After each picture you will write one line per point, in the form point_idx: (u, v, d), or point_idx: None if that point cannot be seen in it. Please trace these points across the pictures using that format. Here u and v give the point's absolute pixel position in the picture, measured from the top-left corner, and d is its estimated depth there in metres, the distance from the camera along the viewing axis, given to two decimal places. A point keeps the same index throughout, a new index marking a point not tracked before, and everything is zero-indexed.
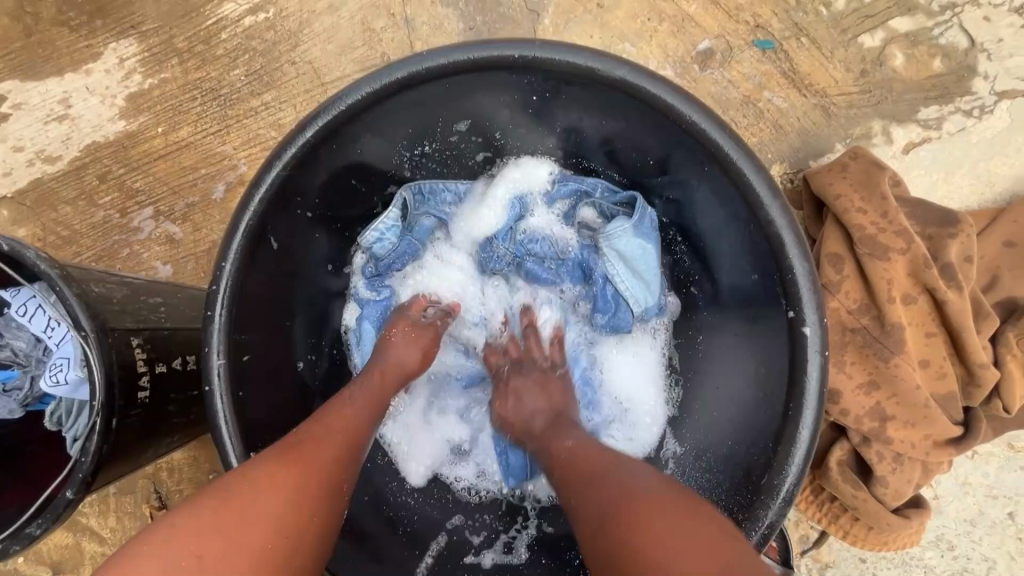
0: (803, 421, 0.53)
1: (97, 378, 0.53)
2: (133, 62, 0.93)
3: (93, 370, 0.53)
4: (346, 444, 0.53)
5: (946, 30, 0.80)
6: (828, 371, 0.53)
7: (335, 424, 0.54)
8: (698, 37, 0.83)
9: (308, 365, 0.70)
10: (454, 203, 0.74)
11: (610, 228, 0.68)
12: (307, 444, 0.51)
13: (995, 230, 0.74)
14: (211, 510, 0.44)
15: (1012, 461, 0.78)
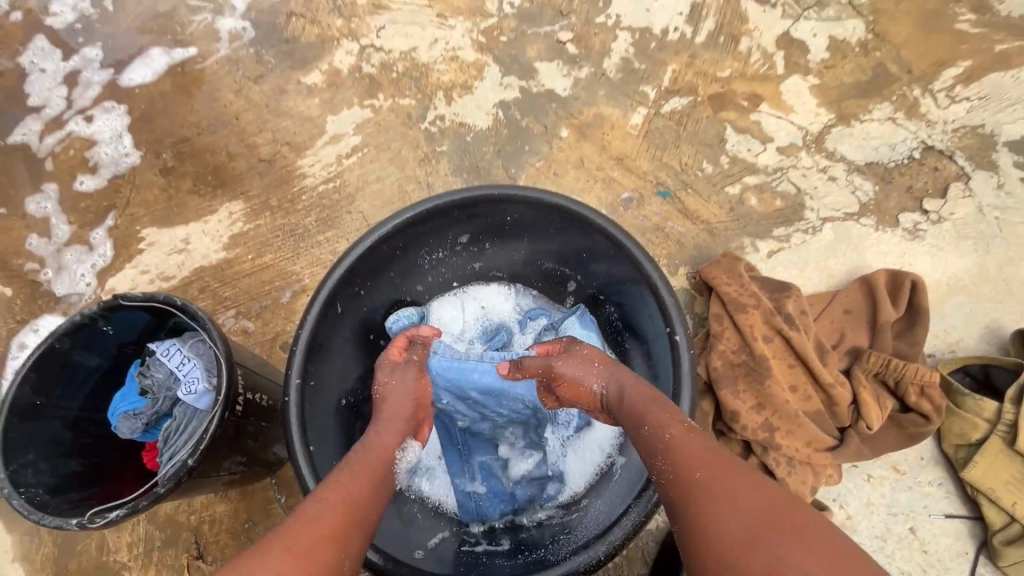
0: (683, 398, 0.81)
1: (222, 384, 0.80)
2: (238, 214, 1.35)
3: (221, 380, 0.81)
4: (376, 471, 0.72)
5: (779, 183, 1.23)
6: (696, 365, 0.82)
7: (337, 496, 0.66)
8: (619, 191, 1.26)
9: (349, 401, 0.96)
10: (448, 315, 1.10)
11: (564, 324, 1.03)
12: (317, 515, 0.63)
13: (836, 302, 1.05)
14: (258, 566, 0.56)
15: (901, 482, 0.97)
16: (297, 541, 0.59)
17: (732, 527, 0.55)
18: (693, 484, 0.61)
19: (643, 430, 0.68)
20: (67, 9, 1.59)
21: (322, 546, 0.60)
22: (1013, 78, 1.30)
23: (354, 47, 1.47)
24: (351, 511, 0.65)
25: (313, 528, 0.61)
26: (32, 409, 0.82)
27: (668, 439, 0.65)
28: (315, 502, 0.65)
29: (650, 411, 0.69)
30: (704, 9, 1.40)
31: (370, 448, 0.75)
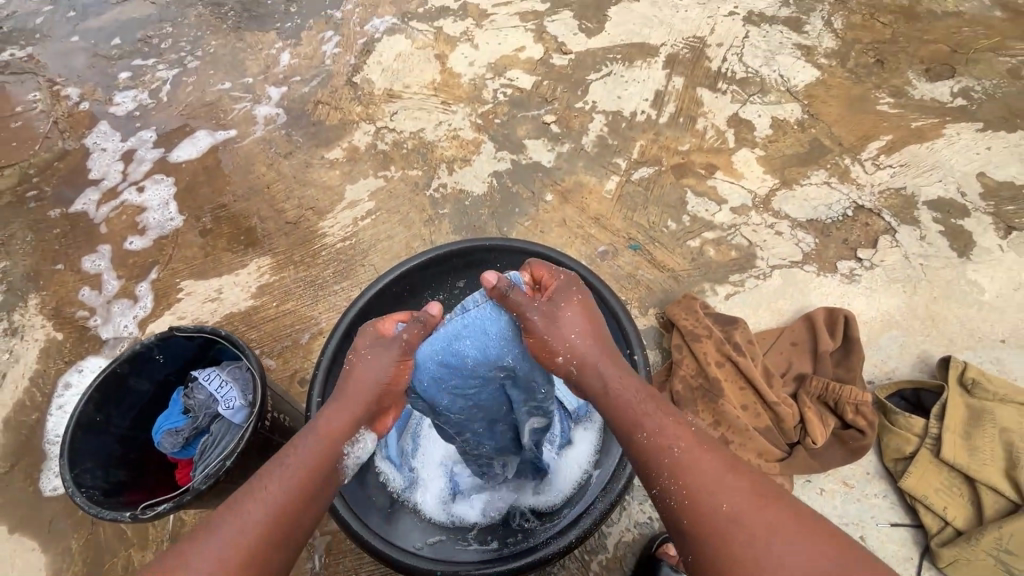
0: None
1: (259, 399, 0.96)
2: (266, 267, 1.55)
3: (258, 396, 0.97)
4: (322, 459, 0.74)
5: (733, 237, 1.43)
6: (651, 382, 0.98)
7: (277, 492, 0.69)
8: (596, 245, 1.47)
9: None
10: None
11: None
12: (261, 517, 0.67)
13: (784, 337, 1.21)
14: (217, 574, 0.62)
15: (849, 494, 1.08)
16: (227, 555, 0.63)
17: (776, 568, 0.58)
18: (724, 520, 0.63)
19: (648, 445, 0.71)
20: (129, 100, 1.89)
21: (256, 559, 0.64)
22: (928, 148, 1.54)
23: (371, 129, 1.74)
24: (295, 507, 0.69)
25: (246, 540, 0.65)
26: (93, 424, 0.97)
27: (677, 463, 0.68)
28: (246, 507, 0.67)
29: (661, 427, 0.72)
30: (664, 97, 1.68)
31: (320, 437, 0.76)
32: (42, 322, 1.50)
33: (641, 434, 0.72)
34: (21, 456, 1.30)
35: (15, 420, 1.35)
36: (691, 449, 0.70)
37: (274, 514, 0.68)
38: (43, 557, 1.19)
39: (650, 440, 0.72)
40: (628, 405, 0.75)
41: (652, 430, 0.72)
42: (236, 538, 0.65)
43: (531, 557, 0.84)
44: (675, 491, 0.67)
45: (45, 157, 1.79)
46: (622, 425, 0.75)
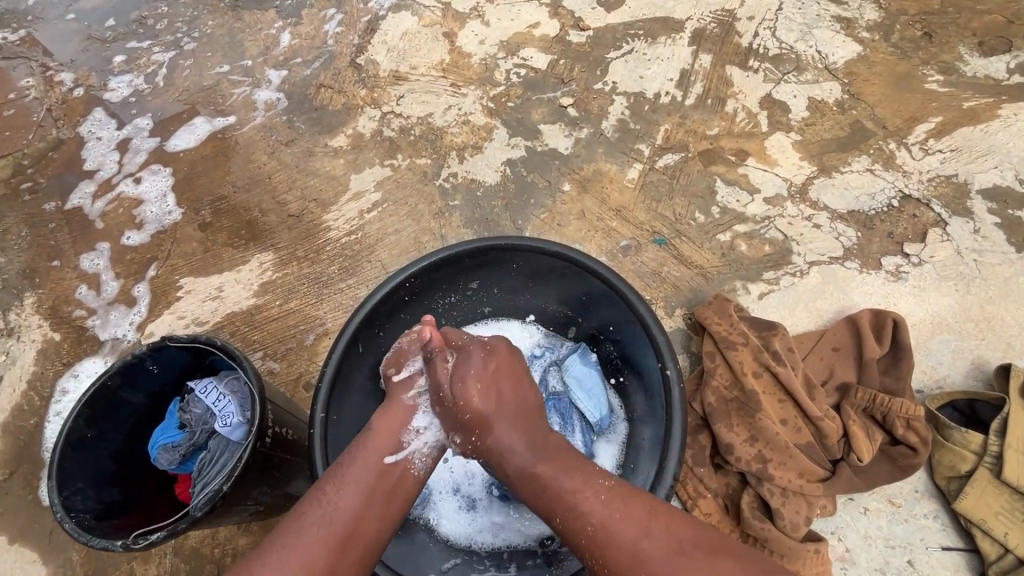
0: (675, 429, 0.88)
1: (258, 416, 0.89)
2: (268, 263, 1.48)
3: (256, 412, 0.90)
4: (384, 442, 0.84)
5: (767, 231, 1.33)
6: (685, 397, 0.89)
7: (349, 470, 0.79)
8: (618, 239, 1.37)
9: None
10: None
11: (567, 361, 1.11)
12: (333, 492, 0.77)
13: (824, 340, 1.12)
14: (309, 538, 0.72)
15: (896, 515, 1.00)
16: (303, 547, 0.71)
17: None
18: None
19: (566, 529, 0.73)
20: (124, 85, 1.80)
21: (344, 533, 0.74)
22: (982, 131, 1.41)
23: (376, 114, 1.64)
24: (366, 480, 0.79)
25: (320, 532, 0.73)
26: (84, 442, 0.91)
27: (598, 534, 0.70)
28: (321, 502, 0.76)
29: (575, 498, 0.74)
30: (691, 76, 1.55)
31: (376, 433, 0.84)
32: (39, 322, 1.44)
33: (555, 519, 0.74)
34: (21, 463, 1.26)
35: (13, 426, 1.31)
36: (610, 503, 0.73)
37: (343, 507, 0.75)
38: (45, 568, 1.16)
39: (566, 522, 0.73)
40: (549, 486, 0.76)
41: (568, 508, 0.74)
42: (311, 531, 0.73)
43: None
44: (601, 567, 0.70)
45: (39, 147, 1.71)
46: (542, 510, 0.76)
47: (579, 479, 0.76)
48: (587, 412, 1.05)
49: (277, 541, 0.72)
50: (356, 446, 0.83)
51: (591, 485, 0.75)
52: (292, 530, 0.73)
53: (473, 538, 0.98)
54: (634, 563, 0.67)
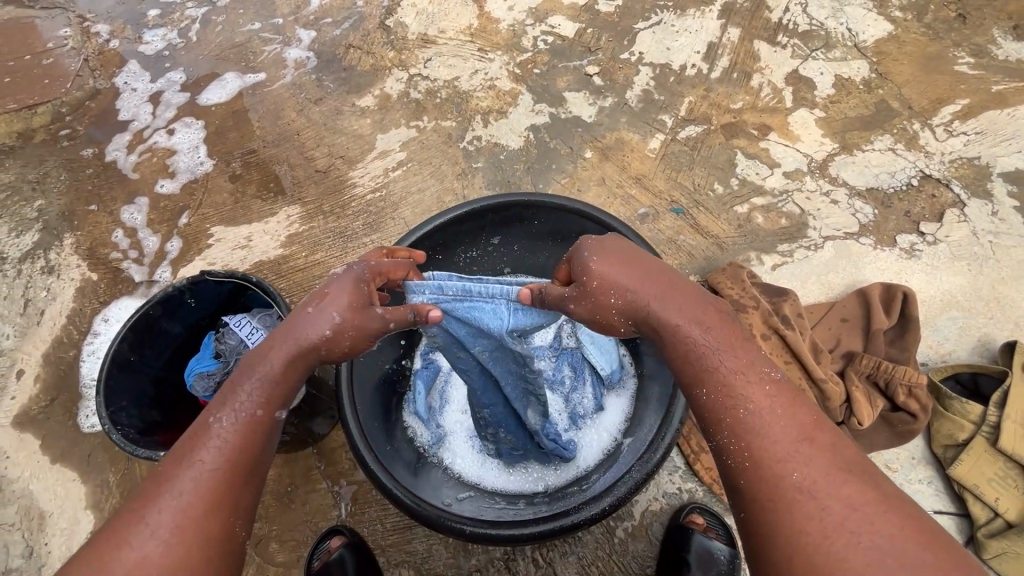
0: None
1: None
2: (295, 216, 1.52)
3: None
4: (279, 377, 0.72)
5: (785, 204, 1.35)
6: None
7: (231, 417, 0.68)
8: (637, 207, 1.39)
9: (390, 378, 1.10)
10: None
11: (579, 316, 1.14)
12: (213, 445, 0.66)
13: (834, 311, 1.15)
14: (189, 500, 0.62)
15: (891, 479, 1.04)
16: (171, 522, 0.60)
17: (847, 540, 0.51)
18: (794, 488, 0.57)
19: (711, 401, 0.65)
20: (158, 39, 1.84)
21: (230, 484, 0.65)
22: (1008, 115, 1.40)
23: (403, 76, 1.67)
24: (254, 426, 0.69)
25: (193, 504, 0.62)
26: (129, 364, 0.98)
27: (744, 422, 0.62)
28: (202, 454, 0.65)
29: (728, 396, 0.64)
30: (718, 49, 1.55)
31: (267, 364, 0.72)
32: (78, 262, 1.51)
33: (701, 391, 0.66)
34: (61, 391, 1.34)
35: (54, 357, 1.38)
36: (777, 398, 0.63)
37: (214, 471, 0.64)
38: (85, 487, 1.24)
39: (714, 397, 0.65)
40: (695, 348, 0.69)
41: (714, 378, 0.66)
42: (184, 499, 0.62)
43: (563, 523, 0.81)
44: (734, 450, 0.61)
45: (77, 96, 1.77)
46: (687, 371, 0.68)
47: (744, 361, 0.66)
48: (597, 363, 1.09)
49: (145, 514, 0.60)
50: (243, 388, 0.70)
51: (756, 377, 0.65)
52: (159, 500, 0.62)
53: (487, 478, 1.04)
54: (785, 464, 0.58)
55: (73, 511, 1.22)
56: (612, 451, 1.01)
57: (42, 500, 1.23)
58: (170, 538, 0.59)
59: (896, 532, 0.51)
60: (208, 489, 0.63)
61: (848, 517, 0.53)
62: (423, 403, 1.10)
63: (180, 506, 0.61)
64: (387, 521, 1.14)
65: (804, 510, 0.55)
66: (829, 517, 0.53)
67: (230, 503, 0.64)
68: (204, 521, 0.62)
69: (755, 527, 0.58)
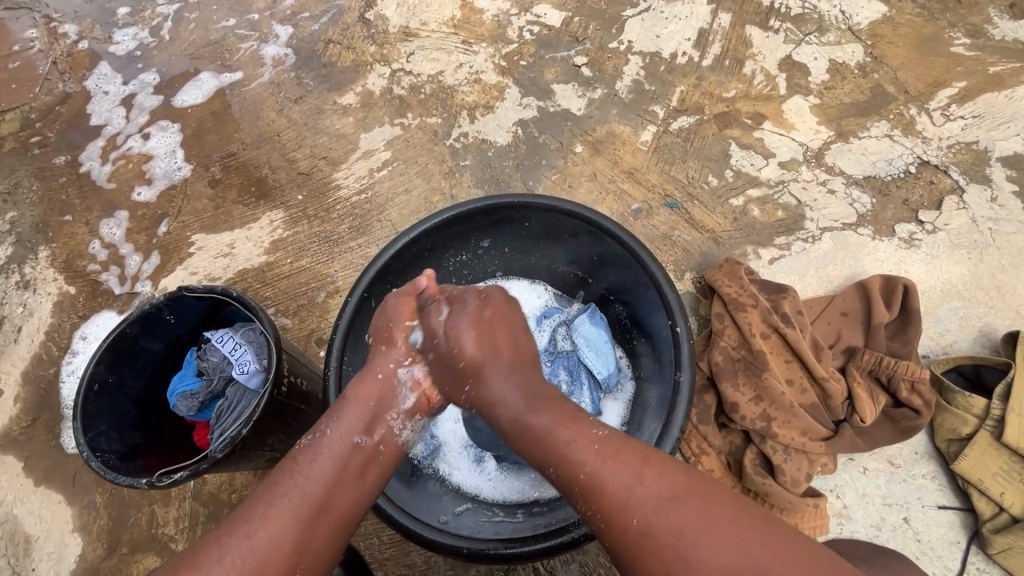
0: (683, 386, 0.87)
1: (275, 362, 0.92)
2: (278, 221, 1.48)
3: (274, 358, 0.93)
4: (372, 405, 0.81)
5: (780, 196, 1.32)
6: (695, 353, 0.89)
7: (329, 443, 0.75)
8: (630, 202, 1.36)
9: None
10: None
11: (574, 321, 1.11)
12: (310, 463, 0.73)
13: (834, 305, 1.12)
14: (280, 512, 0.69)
15: (894, 474, 1.04)
16: (285, 511, 0.68)
17: (688, 566, 0.59)
18: (637, 533, 0.63)
19: (560, 476, 0.71)
20: (129, 39, 1.76)
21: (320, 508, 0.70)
22: (1006, 97, 1.37)
23: (385, 71, 1.61)
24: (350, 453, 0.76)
25: (282, 520, 0.68)
26: (107, 386, 0.94)
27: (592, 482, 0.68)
28: (296, 473, 0.72)
29: (569, 469, 0.70)
30: (709, 36, 1.51)
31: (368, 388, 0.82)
32: (54, 275, 1.46)
33: (550, 469, 0.72)
34: (42, 411, 1.30)
35: (34, 375, 1.34)
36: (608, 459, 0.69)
37: (328, 466, 0.74)
38: (71, 509, 1.21)
39: (559, 472, 0.71)
40: (542, 434, 0.74)
41: (561, 455, 0.71)
42: (300, 489, 0.71)
43: (562, 539, 0.79)
44: (594, 517, 0.67)
45: (46, 101, 1.69)
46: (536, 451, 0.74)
47: (573, 429, 0.73)
48: (593, 367, 1.07)
49: (276, 494, 0.70)
50: (363, 398, 0.81)
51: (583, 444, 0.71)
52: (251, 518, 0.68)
53: (484, 489, 1.01)
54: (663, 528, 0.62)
55: (60, 534, 1.19)
56: None
57: (27, 524, 1.20)
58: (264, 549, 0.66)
59: (720, 536, 0.60)
60: (299, 507, 0.69)
61: (680, 543, 0.61)
62: None
63: (272, 521, 0.68)
64: (384, 533, 1.12)
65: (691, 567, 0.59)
66: (675, 557, 0.60)
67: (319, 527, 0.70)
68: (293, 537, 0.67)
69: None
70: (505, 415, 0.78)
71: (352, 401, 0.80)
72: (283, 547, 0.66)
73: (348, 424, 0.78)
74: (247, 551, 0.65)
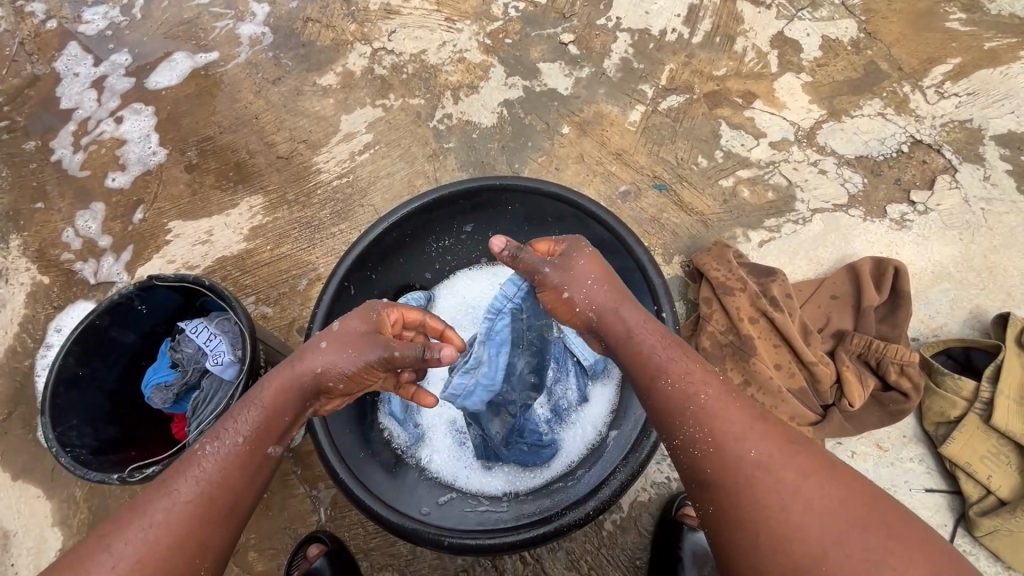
0: None
1: (249, 352, 0.90)
2: (258, 207, 1.43)
3: (248, 348, 0.90)
4: (282, 407, 0.71)
5: (771, 176, 1.29)
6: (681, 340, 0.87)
7: (228, 445, 0.68)
8: (618, 184, 1.33)
9: None
10: (458, 291, 1.16)
11: None
12: (206, 467, 0.66)
13: (823, 288, 1.11)
14: (165, 519, 0.62)
15: (882, 458, 1.03)
16: (184, 514, 0.63)
17: (803, 509, 0.56)
18: (752, 465, 0.60)
19: (672, 393, 0.66)
20: (99, 18, 1.69)
21: (212, 512, 0.64)
22: (1002, 73, 1.34)
23: (366, 50, 1.55)
24: (253, 453, 0.68)
25: (163, 531, 0.61)
26: (77, 379, 0.91)
27: (705, 411, 0.64)
28: (192, 476, 0.65)
29: (681, 390, 0.66)
30: (699, 12, 1.46)
31: (279, 390, 0.71)
32: (27, 265, 1.42)
33: (664, 380, 0.67)
34: (18, 405, 1.27)
35: (8, 367, 1.30)
36: (724, 396, 0.65)
37: (234, 469, 0.67)
38: (50, 503, 1.19)
39: (674, 389, 0.66)
40: (648, 353, 0.70)
41: (679, 374, 0.67)
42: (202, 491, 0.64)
43: (546, 529, 0.78)
44: (699, 438, 0.63)
45: (14, 83, 1.62)
46: (646, 369, 0.69)
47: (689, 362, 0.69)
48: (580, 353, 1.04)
49: (167, 500, 0.63)
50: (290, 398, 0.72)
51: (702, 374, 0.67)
52: (136, 524, 0.62)
53: (466, 478, 0.99)
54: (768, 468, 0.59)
55: (40, 528, 1.17)
56: (597, 445, 0.97)
57: (5, 519, 1.18)
58: (143, 560, 0.60)
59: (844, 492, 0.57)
60: (188, 512, 0.63)
61: (801, 485, 0.58)
62: (400, 402, 1.03)
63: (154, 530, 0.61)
64: (368, 524, 1.11)
65: (793, 509, 0.56)
66: (774, 490, 0.58)
67: (209, 532, 0.63)
68: (179, 543, 0.61)
69: (719, 508, 0.60)
70: (622, 326, 0.73)
71: (275, 399, 0.71)
72: (179, 552, 0.61)
73: (264, 424, 0.69)
74: (138, 555, 0.60)
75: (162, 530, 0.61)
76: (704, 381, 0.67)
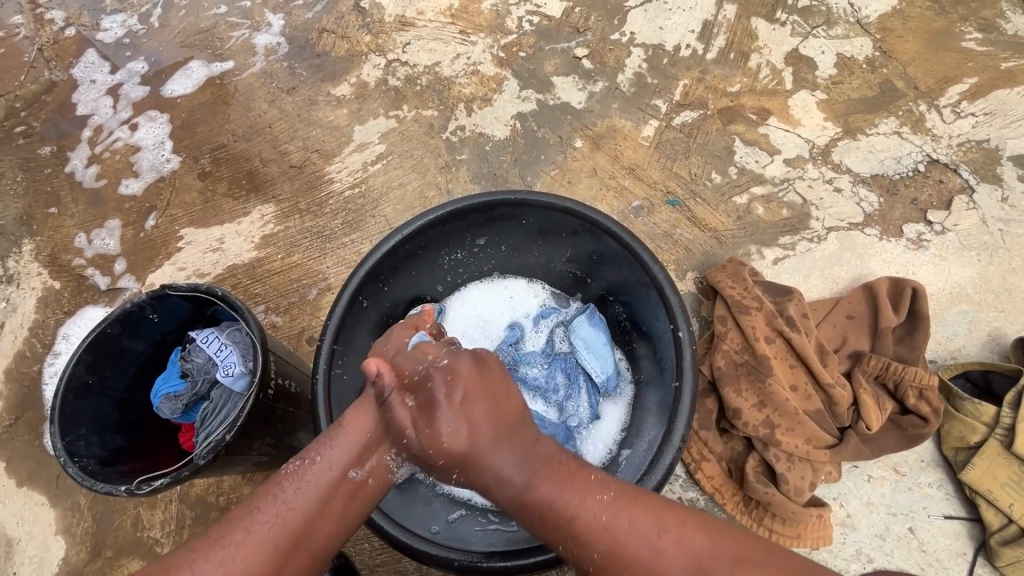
0: (685, 392, 0.83)
1: (261, 363, 0.89)
2: (269, 216, 1.43)
3: (260, 359, 0.89)
4: (370, 428, 0.71)
5: (785, 194, 1.28)
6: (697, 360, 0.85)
7: (315, 471, 0.67)
8: (631, 199, 1.32)
9: None
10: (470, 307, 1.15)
11: (574, 323, 1.08)
12: (290, 491, 0.65)
13: (839, 308, 1.09)
14: (237, 542, 0.61)
15: (900, 483, 1.02)
16: (262, 541, 0.61)
17: None
18: None
19: (570, 555, 0.65)
20: (117, 26, 1.70)
21: (293, 540, 0.63)
22: (1019, 94, 1.33)
23: (381, 62, 1.56)
24: (338, 479, 0.68)
25: (236, 557, 0.60)
26: (87, 388, 0.91)
27: (606, 559, 0.62)
28: (275, 499, 0.65)
29: (549, 501, 0.65)
30: (714, 28, 1.46)
31: (367, 408, 0.73)
32: (38, 270, 1.42)
33: (559, 546, 0.65)
34: (26, 409, 1.26)
35: (17, 372, 1.30)
36: (613, 520, 0.64)
37: (316, 492, 0.66)
38: (54, 511, 1.18)
39: (568, 548, 0.65)
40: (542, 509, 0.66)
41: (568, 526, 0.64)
42: (277, 522, 0.63)
43: (559, 551, 0.76)
44: None
45: (31, 89, 1.64)
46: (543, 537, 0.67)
47: (578, 492, 0.66)
48: (592, 370, 1.03)
49: (249, 523, 0.63)
50: (364, 418, 0.71)
51: (590, 503, 0.65)
52: (213, 548, 0.61)
53: (475, 494, 0.97)
54: None
55: (43, 536, 1.16)
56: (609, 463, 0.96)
57: (8, 526, 1.17)
58: None
59: None
60: (269, 538, 0.62)
61: None
62: None
63: (228, 553, 0.60)
64: (376, 540, 1.10)
65: None
66: None
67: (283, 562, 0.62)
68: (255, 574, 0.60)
69: None
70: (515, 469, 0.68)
71: (357, 420, 0.71)
72: None
73: (347, 450, 0.69)
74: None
75: (232, 555, 0.60)
76: (592, 518, 0.64)
